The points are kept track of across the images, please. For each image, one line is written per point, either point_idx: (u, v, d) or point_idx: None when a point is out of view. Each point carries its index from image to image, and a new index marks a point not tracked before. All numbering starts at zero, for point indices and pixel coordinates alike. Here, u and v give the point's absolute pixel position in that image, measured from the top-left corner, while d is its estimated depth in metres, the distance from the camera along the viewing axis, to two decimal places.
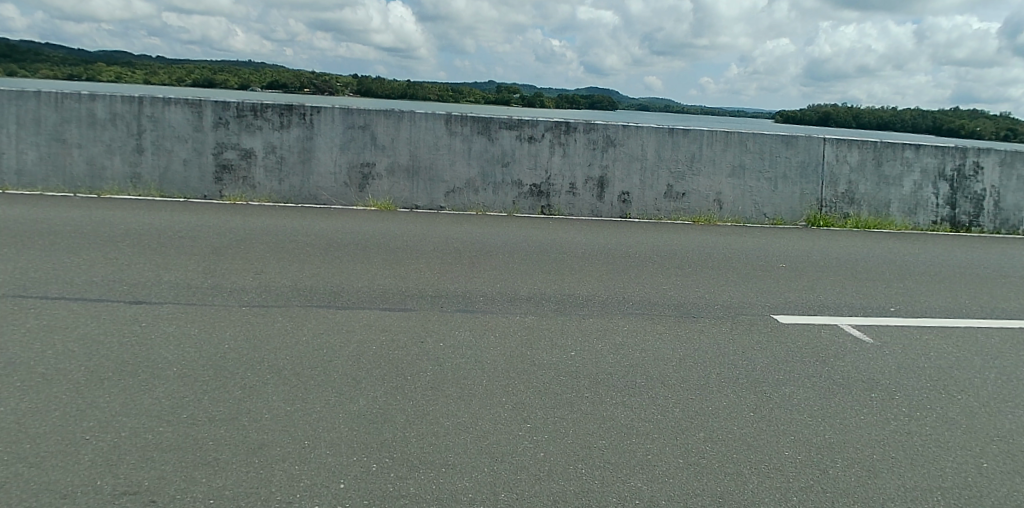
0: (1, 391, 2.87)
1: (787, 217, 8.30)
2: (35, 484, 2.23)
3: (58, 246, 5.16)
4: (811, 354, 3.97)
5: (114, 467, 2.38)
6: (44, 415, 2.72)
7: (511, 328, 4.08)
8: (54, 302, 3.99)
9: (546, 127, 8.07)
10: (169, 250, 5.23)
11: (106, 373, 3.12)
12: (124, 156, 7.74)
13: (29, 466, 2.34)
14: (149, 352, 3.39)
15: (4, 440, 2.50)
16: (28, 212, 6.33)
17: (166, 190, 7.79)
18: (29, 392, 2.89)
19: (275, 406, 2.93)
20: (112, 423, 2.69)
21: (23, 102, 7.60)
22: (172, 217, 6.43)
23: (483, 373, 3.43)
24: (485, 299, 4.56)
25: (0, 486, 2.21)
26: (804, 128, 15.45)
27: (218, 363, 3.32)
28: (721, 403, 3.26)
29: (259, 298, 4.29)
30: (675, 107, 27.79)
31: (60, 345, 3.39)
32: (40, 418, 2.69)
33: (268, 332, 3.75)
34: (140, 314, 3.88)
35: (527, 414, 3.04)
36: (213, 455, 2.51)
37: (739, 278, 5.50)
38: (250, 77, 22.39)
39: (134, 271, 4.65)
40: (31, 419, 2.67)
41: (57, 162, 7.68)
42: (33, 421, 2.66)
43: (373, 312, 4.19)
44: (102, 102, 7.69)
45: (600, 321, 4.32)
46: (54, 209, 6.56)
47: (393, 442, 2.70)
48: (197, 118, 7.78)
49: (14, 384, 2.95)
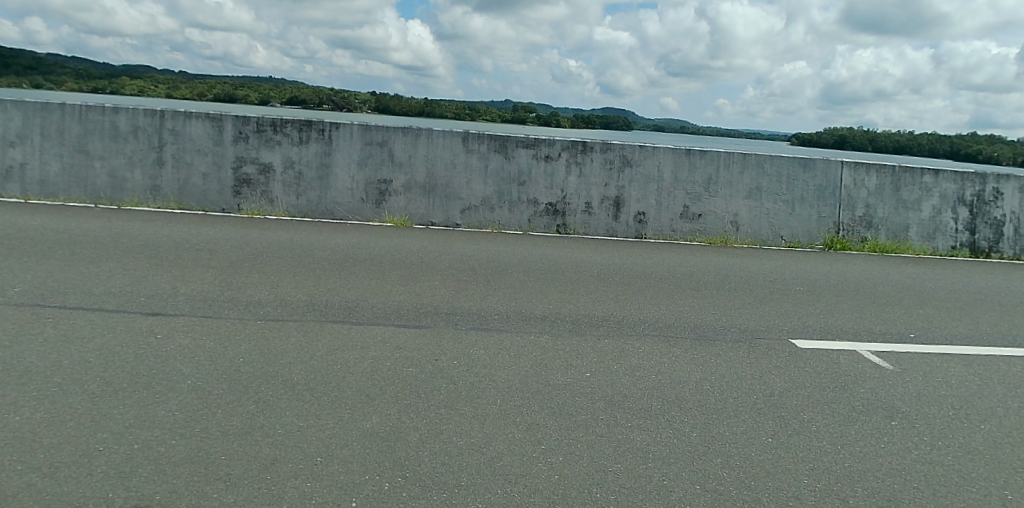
0: (16, 401, 2.88)
1: (804, 239, 8.21)
2: (48, 495, 2.23)
3: (77, 256, 5.20)
4: (830, 380, 3.90)
5: (127, 479, 2.37)
6: (59, 424, 2.72)
7: (526, 347, 4.05)
8: (72, 312, 4.01)
9: (563, 146, 8.08)
10: (187, 262, 5.26)
11: (121, 384, 3.13)
12: (145, 169, 7.84)
13: (43, 476, 2.35)
14: (164, 364, 3.40)
15: (18, 450, 2.50)
16: (49, 222, 6.41)
17: (185, 203, 7.87)
18: (46, 402, 2.90)
19: (288, 422, 2.92)
20: (127, 434, 2.69)
21: (48, 113, 7.74)
22: (190, 230, 6.47)
23: (497, 393, 3.40)
24: (498, 317, 4.54)
25: (13, 495, 2.21)
26: (821, 151, 15.34)
27: (231, 376, 3.32)
28: (739, 428, 3.21)
29: (275, 312, 4.30)
30: (690, 128, 27.78)
31: (76, 355, 3.41)
32: (55, 428, 2.69)
33: (281, 346, 3.75)
34: (156, 326, 3.90)
35: (541, 435, 3.00)
36: (224, 469, 2.49)
37: (755, 301, 5.43)
38: (271, 93, 22.75)
39: (150, 283, 4.69)
40: (46, 428, 2.68)
41: (80, 173, 7.80)
42: (48, 431, 2.66)
43: (387, 329, 4.17)
44: (125, 115, 7.80)
45: (615, 343, 4.27)
46: (74, 219, 6.66)
47: (405, 461, 2.67)
48: (218, 132, 7.87)
49: (30, 393, 2.96)
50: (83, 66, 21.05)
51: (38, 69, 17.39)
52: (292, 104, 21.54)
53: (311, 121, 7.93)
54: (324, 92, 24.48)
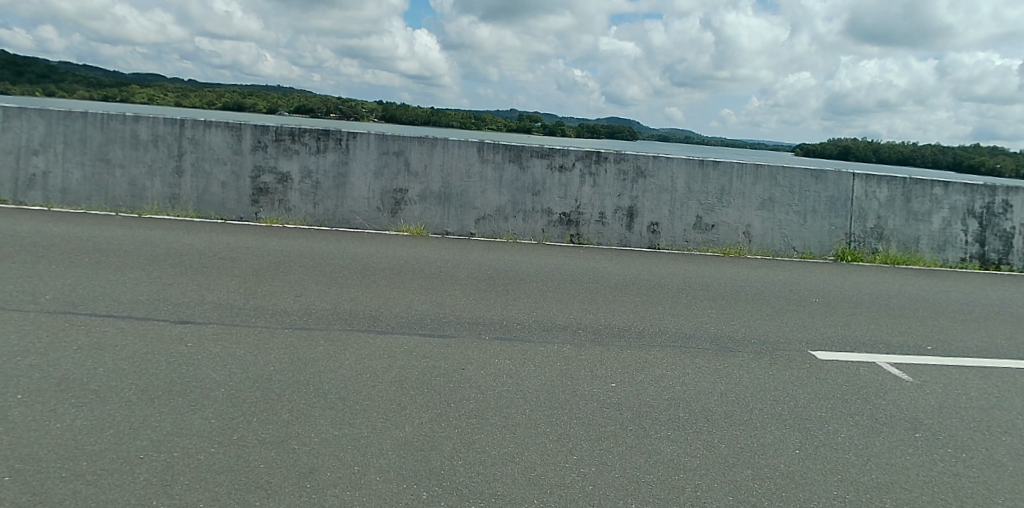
0: (56, 408, 2.90)
1: (815, 250, 8.26)
2: (92, 503, 2.24)
3: (102, 264, 5.23)
4: (851, 391, 3.94)
5: (169, 487, 2.39)
6: (99, 432, 2.74)
7: (552, 357, 4.07)
8: (101, 320, 4.04)
9: (578, 157, 8.14)
10: (211, 270, 5.29)
11: (158, 392, 3.16)
12: (164, 177, 7.88)
13: (86, 483, 2.36)
14: (199, 372, 3.43)
15: (60, 457, 2.52)
16: (69, 230, 6.44)
17: (203, 211, 7.91)
18: (86, 410, 2.92)
19: (324, 430, 2.94)
20: (166, 442, 2.71)
21: (68, 121, 7.79)
22: (208, 238, 6.50)
23: (528, 402, 3.43)
24: (522, 327, 4.56)
25: (58, 502, 2.22)
26: (828, 163, 15.41)
27: (265, 384, 3.34)
28: (767, 439, 3.24)
29: (302, 320, 4.33)
30: (694, 139, 27.89)
31: (112, 363, 3.43)
32: (95, 436, 2.71)
33: (311, 354, 3.78)
34: (186, 334, 3.93)
35: (574, 445, 3.03)
36: (265, 478, 2.51)
37: (772, 312, 5.46)
38: (279, 101, 22.88)
39: (174, 290, 4.71)
40: (87, 435, 2.70)
41: (98, 181, 7.84)
42: (88, 438, 2.68)
43: (413, 338, 4.19)
44: (145, 124, 7.86)
45: (639, 353, 4.30)
46: (94, 227, 6.69)
47: (442, 470, 2.69)
48: (237, 141, 7.92)
49: (70, 400, 2.99)
50: (92, 73, 21.17)
51: (49, 77, 17.55)
52: (299, 113, 21.67)
53: (329, 130, 7.98)
54: (331, 101, 24.62)
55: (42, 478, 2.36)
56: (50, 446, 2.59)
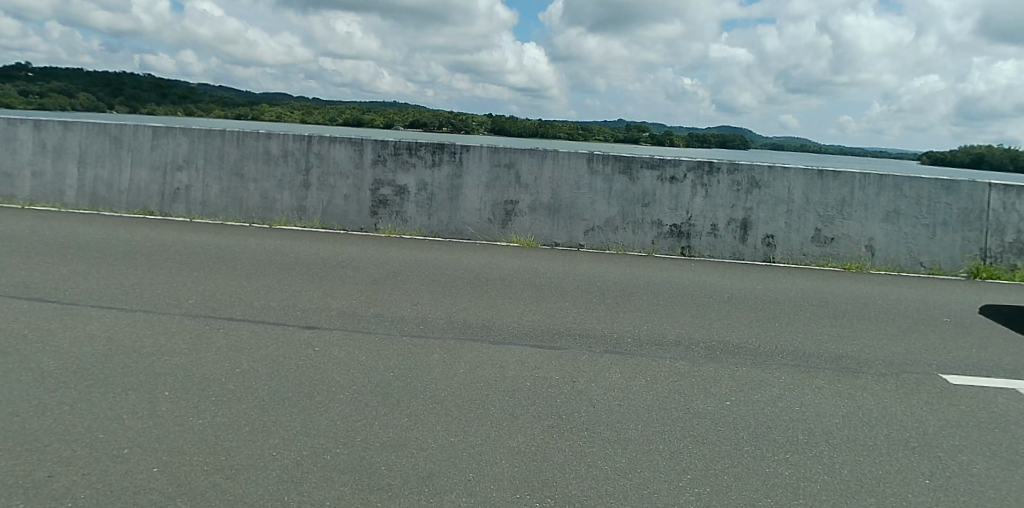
0: (202, 405, 3.22)
1: (955, 266, 7.53)
2: (232, 495, 2.45)
3: (240, 271, 5.74)
4: (997, 421, 3.54)
5: (299, 484, 2.57)
6: (238, 428, 3.01)
7: (664, 373, 3.99)
8: (239, 323, 4.43)
9: (688, 167, 7.94)
10: (334, 279, 5.65)
11: (289, 393, 3.42)
12: (293, 191, 8.51)
13: (226, 476, 2.59)
14: (324, 375, 3.67)
15: (204, 450, 2.78)
16: (211, 240, 7.11)
17: (327, 222, 8.46)
18: (227, 407, 3.21)
19: (440, 436, 3.05)
20: (295, 441, 2.92)
21: (212, 140, 8.62)
22: (330, 248, 6.94)
23: (639, 417, 3.38)
24: (631, 341, 4.51)
25: (203, 492, 2.45)
26: (968, 171, 14.06)
27: (384, 389, 3.52)
28: (900, 468, 2.98)
29: (418, 328, 4.52)
30: (811, 146, 26.38)
31: (248, 364, 3.75)
32: (234, 432, 2.97)
33: (428, 361, 3.95)
34: (312, 339, 4.22)
35: (687, 464, 2.94)
36: (386, 480, 2.64)
37: (906, 333, 5.04)
38: (392, 116, 24.09)
39: (302, 297, 5.08)
40: (229, 432, 2.97)
41: (236, 195, 8.60)
42: (228, 434, 2.95)
43: (523, 349, 4.25)
44: (277, 141, 8.54)
45: (755, 371, 4.12)
46: (231, 237, 7.34)
47: (554, 482, 2.71)
48: (359, 156, 8.42)
49: (213, 398, 3.30)
50: (230, 95, 23.30)
51: (195, 99, 19.55)
52: (411, 127, 22.71)
53: (443, 144, 8.31)
54: (440, 115, 25.56)
55: (190, 469, 2.62)
56: (202, 439, 2.87)
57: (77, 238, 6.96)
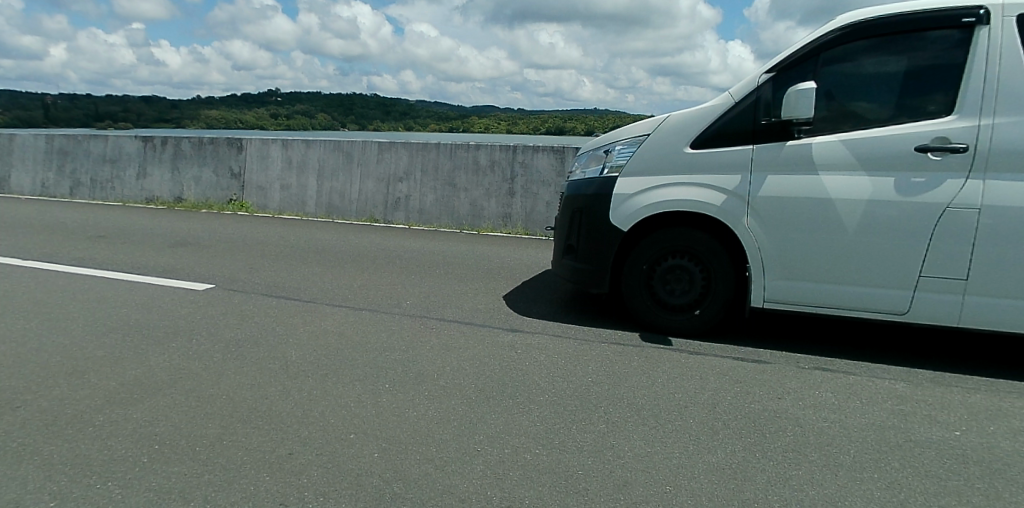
0: (417, 398, 3.66)
1: None
2: (444, 486, 2.75)
3: (451, 275, 6.36)
4: None
5: (501, 481, 2.80)
6: (447, 422, 3.37)
7: (883, 395, 3.64)
8: (450, 324, 4.93)
9: None
10: (536, 286, 6.02)
11: (490, 391, 3.74)
12: (499, 198, 9.13)
13: (438, 467, 2.91)
14: (523, 377, 3.93)
15: (420, 440, 3.17)
16: (427, 245, 7.95)
17: (530, 228, 8.91)
18: (438, 402, 3.61)
19: (636, 445, 3.11)
20: (497, 439, 3.19)
21: (429, 154, 9.61)
22: (530, 254, 7.35)
23: (852, 441, 3.10)
24: (846, 362, 4.17)
25: (419, 481, 2.79)
26: None
27: (580, 394, 3.68)
28: None
29: (615, 336, 4.66)
30: None
31: (455, 363, 4.17)
32: (444, 425, 3.33)
33: (608, 370, 4.04)
34: (514, 341, 4.55)
35: (908, 494, 2.65)
36: (583, 484, 2.77)
37: None
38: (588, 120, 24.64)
39: (492, 303, 5.49)
40: (439, 425, 3.33)
41: (448, 204, 9.47)
42: (438, 427, 3.32)
43: (725, 361, 4.16)
44: (485, 152, 9.27)
45: (999, 401, 3.59)
46: (444, 243, 8.13)
47: (754, 502, 2.61)
48: (560, 163, 8.78)
49: (426, 392, 3.74)
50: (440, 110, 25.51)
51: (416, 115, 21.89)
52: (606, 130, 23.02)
53: None
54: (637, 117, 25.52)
55: (409, 457, 3.00)
56: (414, 430, 3.26)
57: (318, 244, 8.20)
